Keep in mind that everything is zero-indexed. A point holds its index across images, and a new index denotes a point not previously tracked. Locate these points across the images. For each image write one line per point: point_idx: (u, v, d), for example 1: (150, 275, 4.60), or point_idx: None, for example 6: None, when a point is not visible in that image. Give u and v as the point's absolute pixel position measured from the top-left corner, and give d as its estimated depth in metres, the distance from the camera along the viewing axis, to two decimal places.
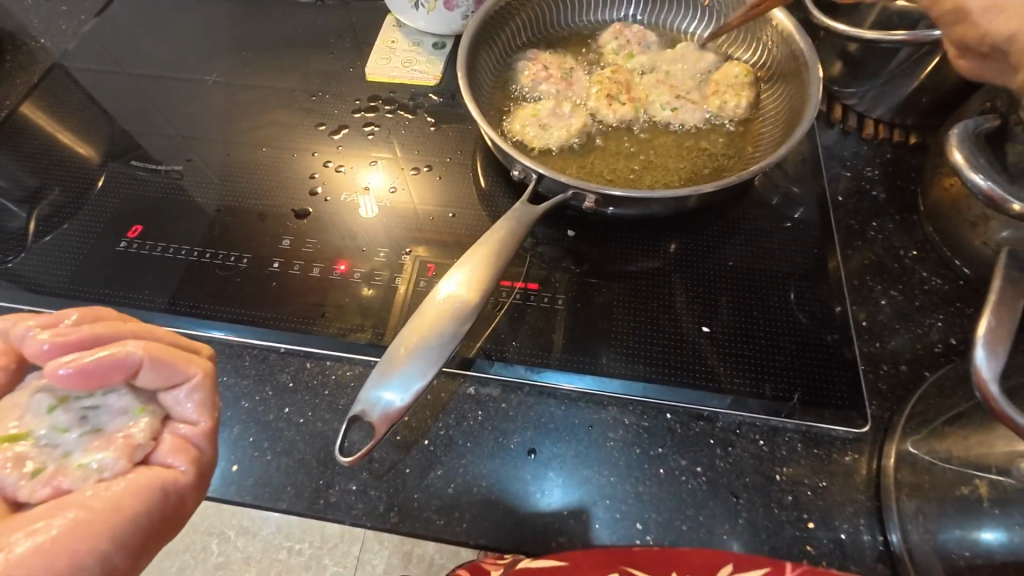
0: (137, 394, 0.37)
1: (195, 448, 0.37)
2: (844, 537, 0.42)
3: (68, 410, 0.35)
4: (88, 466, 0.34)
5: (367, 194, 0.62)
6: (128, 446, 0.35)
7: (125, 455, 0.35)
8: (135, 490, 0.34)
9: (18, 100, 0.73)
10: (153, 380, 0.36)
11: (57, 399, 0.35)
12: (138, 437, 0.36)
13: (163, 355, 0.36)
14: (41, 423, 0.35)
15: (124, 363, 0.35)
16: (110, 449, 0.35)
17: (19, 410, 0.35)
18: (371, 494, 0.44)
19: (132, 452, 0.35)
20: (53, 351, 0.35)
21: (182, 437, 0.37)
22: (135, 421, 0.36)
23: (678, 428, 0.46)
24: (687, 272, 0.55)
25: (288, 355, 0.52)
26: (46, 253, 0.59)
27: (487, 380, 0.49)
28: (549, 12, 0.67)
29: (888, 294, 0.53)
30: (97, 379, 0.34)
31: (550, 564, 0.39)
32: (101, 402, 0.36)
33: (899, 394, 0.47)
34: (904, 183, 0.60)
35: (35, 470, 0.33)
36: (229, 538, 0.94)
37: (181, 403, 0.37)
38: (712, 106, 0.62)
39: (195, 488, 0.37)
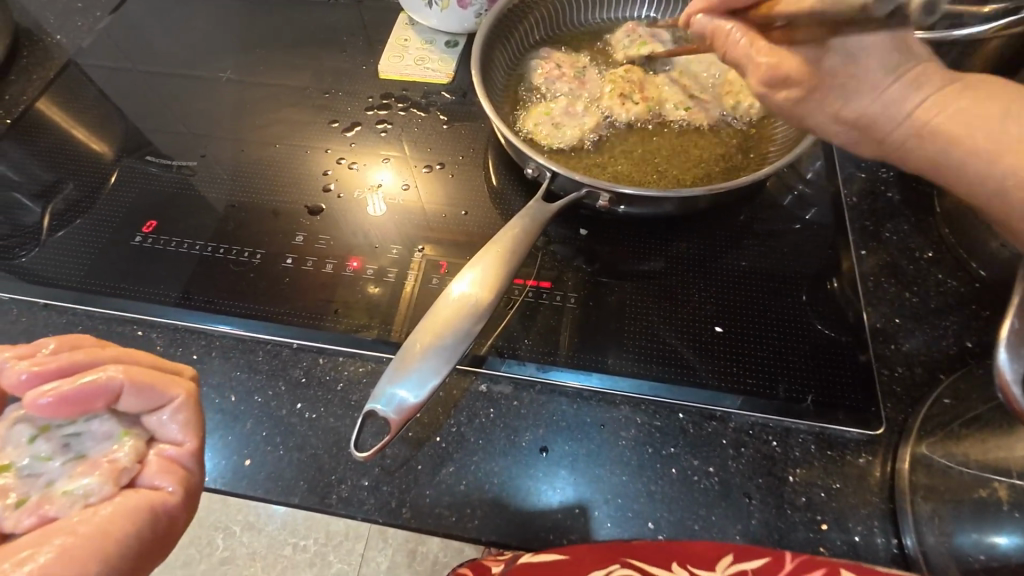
0: (120, 419, 0.37)
1: (183, 467, 0.38)
2: (858, 540, 0.42)
3: (50, 438, 0.35)
4: (74, 492, 0.34)
5: (379, 191, 0.63)
6: (113, 469, 0.35)
7: (111, 479, 0.35)
8: (124, 513, 0.34)
9: (33, 95, 0.73)
10: (135, 405, 0.36)
11: (37, 429, 0.36)
12: (123, 460, 0.36)
13: (144, 378, 0.36)
14: (21, 453, 0.35)
15: (106, 388, 0.35)
16: (95, 474, 0.35)
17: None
18: (383, 489, 0.44)
19: (118, 476, 0.35)
20: (31, 381, 0.35)
21: (168, 458, 0.37)
22: (119, 445, 0.36)
23: (691, 428, 0.46)
24: (700, 272, 0.55)
25: (300, 351, 0.52)
26: (61, 248, 0.60)
27: (499, 377, 0.49)
28: (563, 11, 0.67)
29: (903, 296, 0.53)
30: (79, 405, 0.35)
31: (548, 559, 0.39)
32: (84, 429, 0.36)
33: (914, 396, 0.47)
34: (920, 185, 0.60)
35: (19, 501, 0.33)
36: (235, 533, 0.95)
37: (165, 425, 0.37)
38: (726, 105, 0.62)
39: (185, 508, 0.37)
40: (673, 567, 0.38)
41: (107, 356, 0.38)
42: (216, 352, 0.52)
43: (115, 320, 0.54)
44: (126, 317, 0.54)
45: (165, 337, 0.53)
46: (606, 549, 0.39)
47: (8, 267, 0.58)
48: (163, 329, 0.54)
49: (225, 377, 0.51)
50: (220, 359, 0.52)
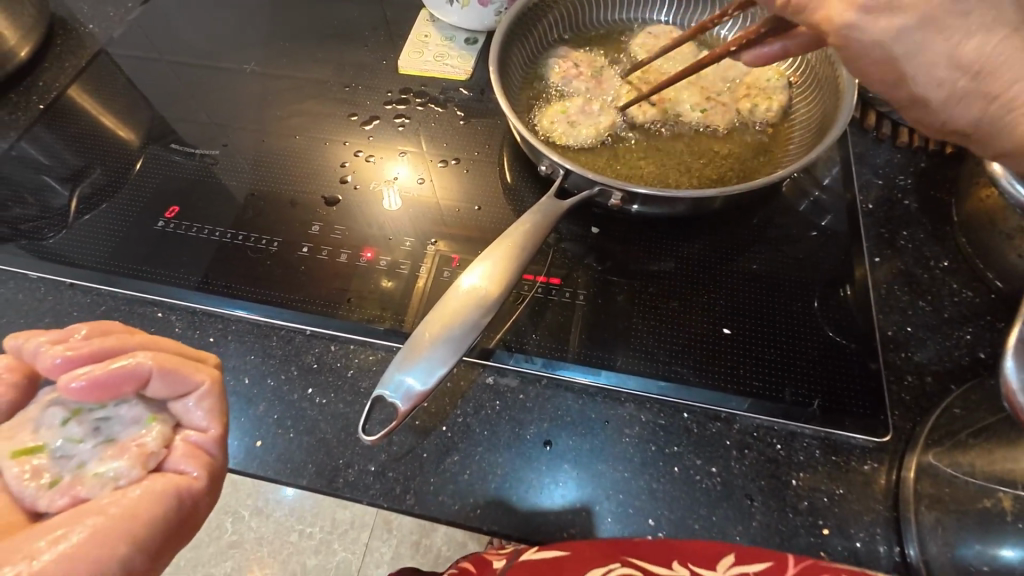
0: (148, 404, 0.38)
1: (206, 453, 0.39)
2: (860, 546, 0.41)
3: (81, 422, 0.37)
4: (105, 474, 0.35)
5: (394, 185, 0.64)
6: (142, 453, 0.37)
7: (139, 463, 0.36)
8: (154, 494, 0.35)
9: (66, 83, 0.76)
10: (161, 390, 0.37)
11: (70, 412, 0.37)
12: (151, 445, 0.37)
13: (171, 365, 0.38)
14: (54, 435, 0.36)
15: (134, 373, 0.36)
16: (124, 457, 0.36)
17: (32, 423, 0.37)
18: (388, 475, 0.45)
19: (146, 459, 0.37)
20: (66, 365, 0.36)
21: (193, 443, 0.38)
22: (147, 430, 0.38)
23: (695, 428, 0.46)
24: (710, 274, 0.55)
25: (313, 337, 0.53)
26: (88, 230, 0.62)
27: (505, 370, 0.49)
28: (582, 11, 0.67)
29: (916, 304, 0.52)
30: (109, 390, 0.36)
31: (551, 555, 0.40)
32: (113, 413, 0.38)
33: (923, 405, 0.47)
34: (939, 195, 0.59)
35: (52, 481, 0.35)
36: (243, 517, 0.97)
37: (191, 411, 0.38)
38: (742, 109, 0.61)
39: (208, 493, 0.38)
40: (674, 565, 0.38)
41: (135, 344, 0.39)
42: (232, 336, 0.53)
43: (137, 301, 0.56)
44: (146, 299, 0.56)
45: (183, 319, 0.55)
46: (609, 545, 0.40)
47: (37, 247, 0.60)
48: (182, 311, 0.55)
49: (240, 359, 0.52)
50: (236, 342, 0.53)
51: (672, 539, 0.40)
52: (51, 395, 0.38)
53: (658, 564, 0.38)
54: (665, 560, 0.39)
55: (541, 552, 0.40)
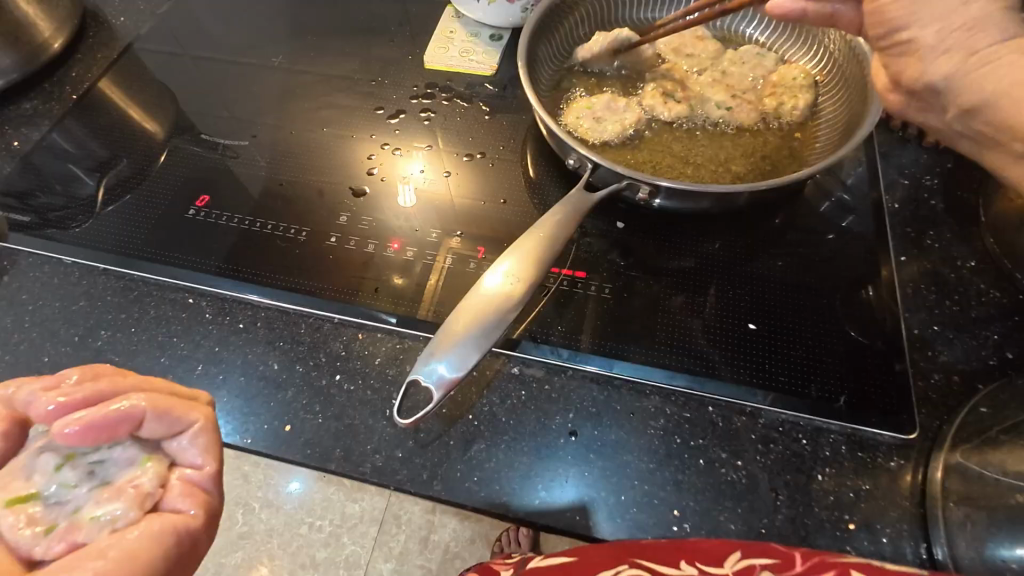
0: (142, 445, 0.37)
1: (202, 490, 0.37)
2: (886, 543, 0.41)
3: (75, 466, 0.35)
4: (101, 519, 0.34)
5: (409, 184, 0.64)
6: (138, 494, 0.35)
7: (136, 504, 0.35)
8: (153, 538, 0.34)
9: (98, 74, 0.77)
10: (156, 430, 0.36)
11: (63, 457, 0.35)
12: (147, 485, 0.36)
13: (165, 405, 0.37)
14: (47, 481, 0.34)
15: (129, 416, 0.35)
16: (120, 499, 0.35)
17: (21, 471, 0.35)
18: (415, 461, 0.46)
19: (143, 500, 0.35)
20: (59, 412, 0.35)
21: (189, 481, 0.37)
22: (142, 470, 0.36)
23: (720, 422, 0.47)
24: (734, 270, 0.55)
25: (341, 325, 0.54)
26: (121, 218, 0.63)
27: (531, 361, 0.50)
28: (608, 9, 0.68)
29: (943, 303, 0.52)
30: (104, 432, 0.35)
31: (558, 561, 0.42)
32: (106, 455, 0.36)
33: (950, 404, 0.47)
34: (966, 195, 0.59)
35: (47, 528, 0.33)
36: (254, 509, 0.98)
37: (185, 449, 0.37)
38: (768, 107, 0.62)
39: (206, 532, 0.37)
40: (681, 564, 0.38)
41: (131, 386, 0.38)
42: (261, 322, 0.54)
43: (168, 287, 0.57)
44: (177, 285, 0.57)
45: (213, 305, 0.56)
46: (619, 548, 0.40)
47: (71, 234, 0.61)
48: (212, 297, 0.56)
49: (269, 346, 0.53)
50: (265, 329, 0.54)
51: (682, 539, 0.40)
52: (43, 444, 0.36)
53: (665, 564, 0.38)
54: (673, 560, 0.38)
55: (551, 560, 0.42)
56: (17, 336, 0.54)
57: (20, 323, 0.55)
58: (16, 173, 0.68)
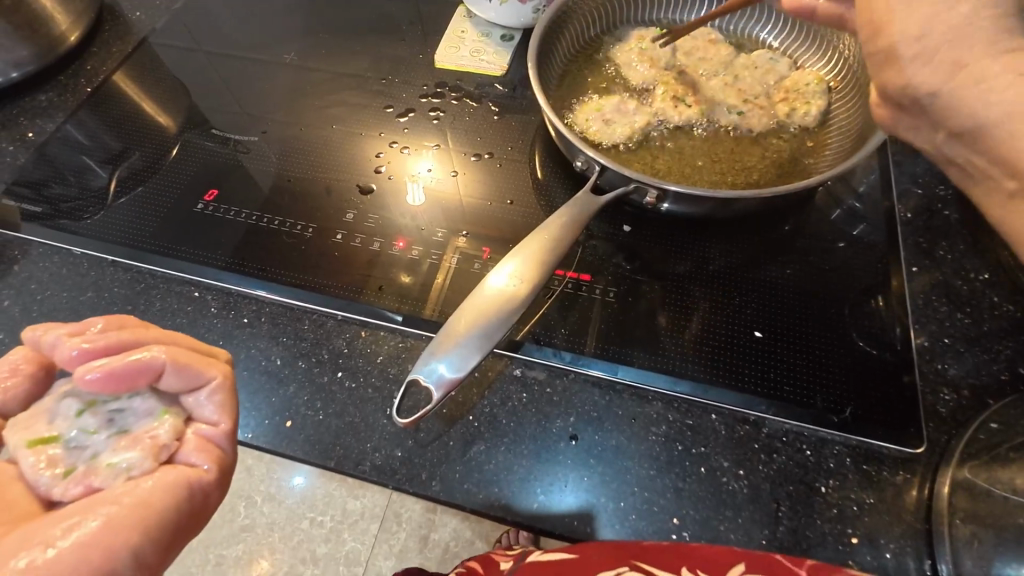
0: (161, 398, 0.38)
1: (216, 446, 0.38)
2: (889, 558, 0.41)
3: (96, 413, 0.36)
4: (117, 465, 0.35)
5: (419, 181, 0.64)
6: (154, 445, 0.36)
7: (151, 455, 0.35)
8: (165, 486, 0.34)
9: (113, 67, 0.78)
10: (174, 384, 0.37)
11: (84, 403, 0.37)
12: (163, 436, 0.36)
13: (184, 360, 0.37)
14: (69, 426, 0.36)
15: (149, 366, 0.36)
16: (137, 448, 0.35)
17: (47, 415, 0.36)
18: (414, 461, 0.46)
19: (157, 452, 0.36)
20: (82, 358, 0.36)
21: (204, 437, 0.38)
22: (159, 422, 0.37)
23: (723, 430, 0.46)
24: (741, 277, 0.54)
25: (344, 322, 0.54)
26: (131, 210, 0.63)
27: (533, 363, 0.50)
28: (619, 11, 0.68)
29: (954, 316, 0.51)
30: (124, 382, 0.35)
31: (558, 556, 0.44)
32: (126, 405, 0.37)
33: (959, 418, 0.46)
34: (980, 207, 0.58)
35: (66, 471, 0.34)
36: (256, 502, 0.99)
37: (202, 406, 0.38)
38: (780, 113, 0.61)
39: (218, 486, 0.38)
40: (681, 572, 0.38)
41: (151, 338, 0.38)
42: (266, 317, 0.55)
43: (175, 280, 0.58)
44: (184, 278, 0.57)
45: (218, 299, 0.56)
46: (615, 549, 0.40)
47: (81, 225, 0.62)
48: (218, 291, 0.57)
49: (272, 340, 0.53)
50: (269, 324, 0.54)
51: (682, 544, 0.40)
52: (69, 389, 0.37)
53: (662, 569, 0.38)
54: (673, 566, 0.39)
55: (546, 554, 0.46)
56: (26, 325, 0.55)
57: (29, 312, 0.56)
58: (30, 163, 0.69)
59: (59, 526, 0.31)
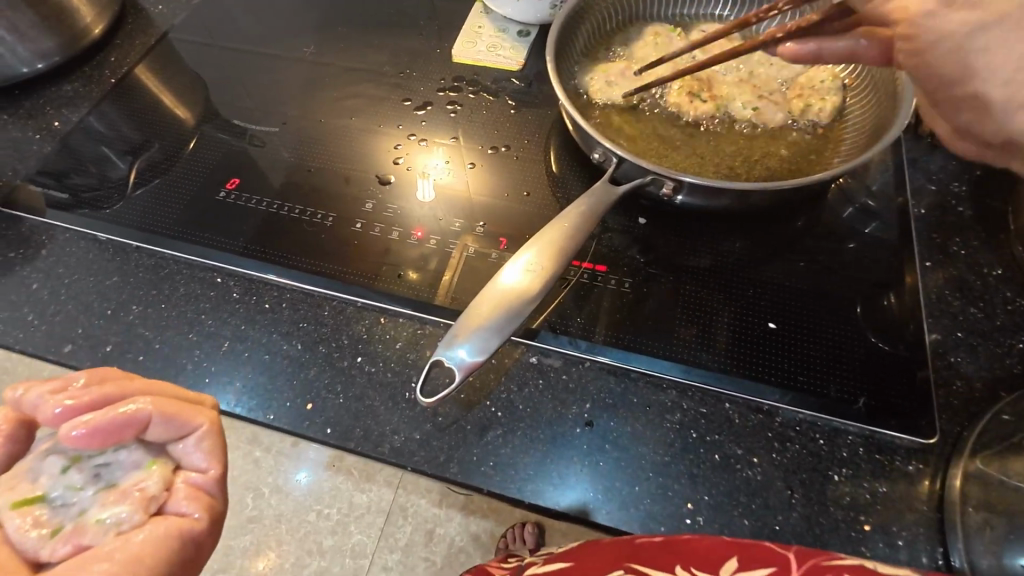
0: (147, 449, 0.38)
1: (207, 494, 0.38)
2: (902, 546, 0.41)
3: (81, 469, 0.36)
4: (107, 521, 0.34)
5: (429, 178, 0.64)
6: (143, 499, 0.36)
7: (141, 508, 0.35)
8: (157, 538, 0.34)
9: (135, 60, 0.80)
10: (162, 434, 0.37)
11: (69, 459, 0.36)
12: (152, 489, 0.36)
13: (171, 410, 0.37)
14: (53, 484, 0.35)
15: (135, 420, 0.35)
16: (126, 503, 0.35)
17: (28, 473, 0.35)
18: (432, 444, 0.47)
19: (147, 504, 0.36)
20: (64, 415, 0.35)
21: (194, 485, 0.38)
22: (147, 474, 0.37)
23: (737, 418, 0.47)
24: (755, 270, 0.55)
25: (363, 309, 0.55)
26: (155, 198, 0.65)
27: (550, 351, 0.50)
28: (635, 6, 0.68)
29: (967, 311, 0.51)
30: (109, 437, 0.35)
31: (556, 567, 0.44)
32: (112, 459, 0.37)
33: (971, 410, 0.46)
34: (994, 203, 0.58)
35: (54, 530, 0.34)
36: (264, 494, 1.00)
37: (190, 453, 0.38)
38: (795, 108, 0.61)
39: (209, 534, 0.38)
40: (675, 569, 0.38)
41: (136, 388, 0.38)
42: (287, 303, 0.56)
43: (198, 266, 0.59)
44: (206, 265, 0.59)
45: (241, 285, 0.57)
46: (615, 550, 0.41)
47: (107, 213, 0.63)
48: (240, 277, 0.58)
49: (293, 326, 0.54)
50: (290, 310, 0.55)
51: (676, 540, 0.40)
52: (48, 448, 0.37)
53: (657, 568, 0.38)
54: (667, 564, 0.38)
55: (547, 565, 0.46)
56: (54, 307, 0.56)
57: (57, 295, 0.57)
58: (55, 152, 0.70)
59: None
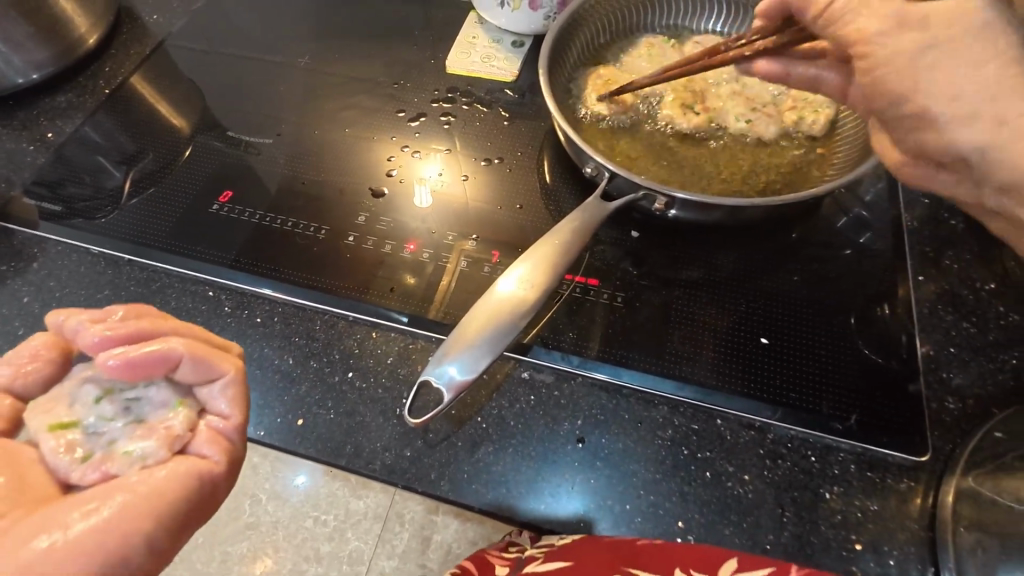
0: (175, 388, 0.38)
1: (228, 439, 0.38)
2: (893, 565, 0.41)
3: (113, 401, 0.36)
4: (133, 453, 0.35)
5: (427, 184, 0.65)
6: (168, 436, 0.36)
7: (165, 445, 0.36)
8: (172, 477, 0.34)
9: (129, 70, 0.79)
10: (190, 375, 0.37)
11: (102, 390, 0.37)
12: (177, 428, 0.36)
13: (202, 353, 0.37)
14: (86, 412, 0.36)
15: (166, 357, 0.35)
16: (151, 438, 0.35)
17: (66, 399, 0.36)
18: (423, 461, 0.46)
19: (172, 442, 0.36)
20: (102, 345, 0.36)
21: (215, 429, 0.37)
22: (174, 413, 0.37)
23: (728, 435, 0.46)
24: (748, 284, 0.55)
25: (355, 324, 0.55)
26: (147, 211, 0.64)
27: (541, 366, 0.50)
28: (629, 18, 0.69)
29: (960, 326, 0.51)
30: (140, 370, 0.35)
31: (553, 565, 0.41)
32: (142, 394, 0.37)
33: (963, 427, 0.46)
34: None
35: (85, 456, 0.34)
36: (261, 500, 0.98)
37: (215, 398, 0.38)
38: (788, 120, 0.61)
39: (227, 477, 0.37)
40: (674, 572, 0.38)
41: (168, 330, 0.38)
42: (278, 318, 0.55)
43: (191, 279, 0.59)
44: (197, 278, 0.58)
45: (232, 299, 0.57)
46: (612, 555, 0.40)
47: (98, 225, 0.63)
48: (232, 290, 0.58)
49: (284, 340, 0.54)
50: (281, 324, 0.55)
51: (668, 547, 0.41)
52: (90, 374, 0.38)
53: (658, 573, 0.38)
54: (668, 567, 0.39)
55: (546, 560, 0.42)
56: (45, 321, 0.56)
57: (48, 308, 0.57)
58: (49, 163, 0.70)
59: (70, 510, 0.32)
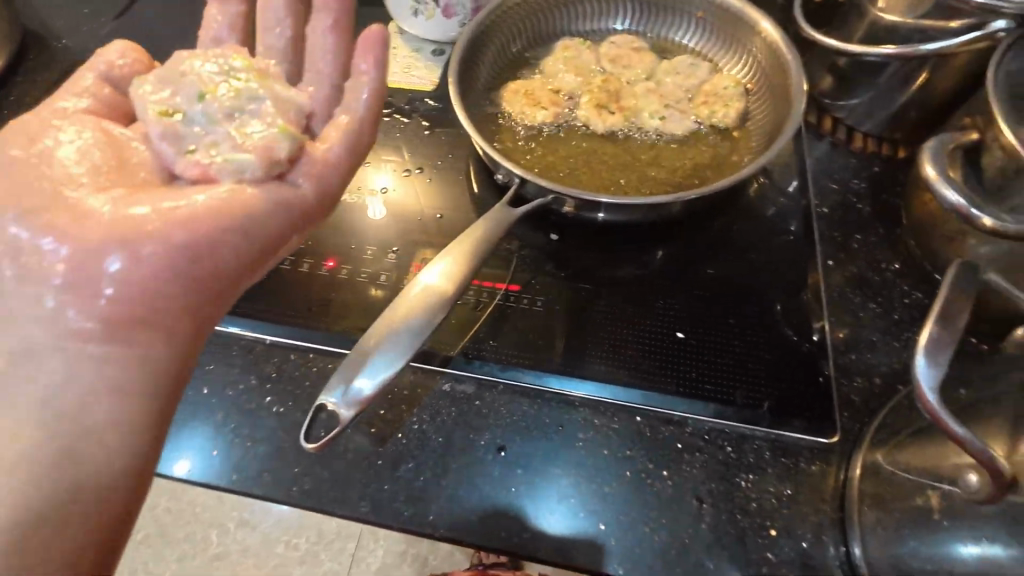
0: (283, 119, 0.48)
1: (329, 177, 0.48)
2: (806, 547, 0.42)
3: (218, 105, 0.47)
4: (235, 163, 0.45)
5: (379, 196, 0.63)
6: (268, 158, 0.45)
7: (266, 166, 0.45)
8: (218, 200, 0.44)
9: (37, 98, 0.76)
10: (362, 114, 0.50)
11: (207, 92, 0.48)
12: (279, 154, 0.46)
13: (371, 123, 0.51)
14: (193, 105, 0.47)
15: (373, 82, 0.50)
16: (252, 155, 0.45)
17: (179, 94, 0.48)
18: (343, 483, 0.46)
19: (270, 163, 0.46)
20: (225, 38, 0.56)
21: (325, 160, 0.48)
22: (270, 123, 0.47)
23: (647, 432, 0.47)
24: (667, 280, 0.55)
25: (273, 347, 0.53)
26: None
27: (462, 377, 0.50)
28: (542, 21, 0.69)
29: (867, 307, 0.52)
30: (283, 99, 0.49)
31: None
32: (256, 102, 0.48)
33: (871, 406, 0.47)
34: (893, 198, 0.59)
35: (188, 151, 0.46)
36: (230, 528, 0.88)
37: (301, 168, 0.47)
38: (700, 116, 0.62)
39: (316, 211, 0.48)
40: None
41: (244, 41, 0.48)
42: None
43: None
44: None
45: None
46: None
47: None
48: None
49: (199, 369, 0.52)
50: None
51: None
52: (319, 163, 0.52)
53: None
54: None
55: None
56: None
57: None
58: None
59: (170, 197, 0.44)
